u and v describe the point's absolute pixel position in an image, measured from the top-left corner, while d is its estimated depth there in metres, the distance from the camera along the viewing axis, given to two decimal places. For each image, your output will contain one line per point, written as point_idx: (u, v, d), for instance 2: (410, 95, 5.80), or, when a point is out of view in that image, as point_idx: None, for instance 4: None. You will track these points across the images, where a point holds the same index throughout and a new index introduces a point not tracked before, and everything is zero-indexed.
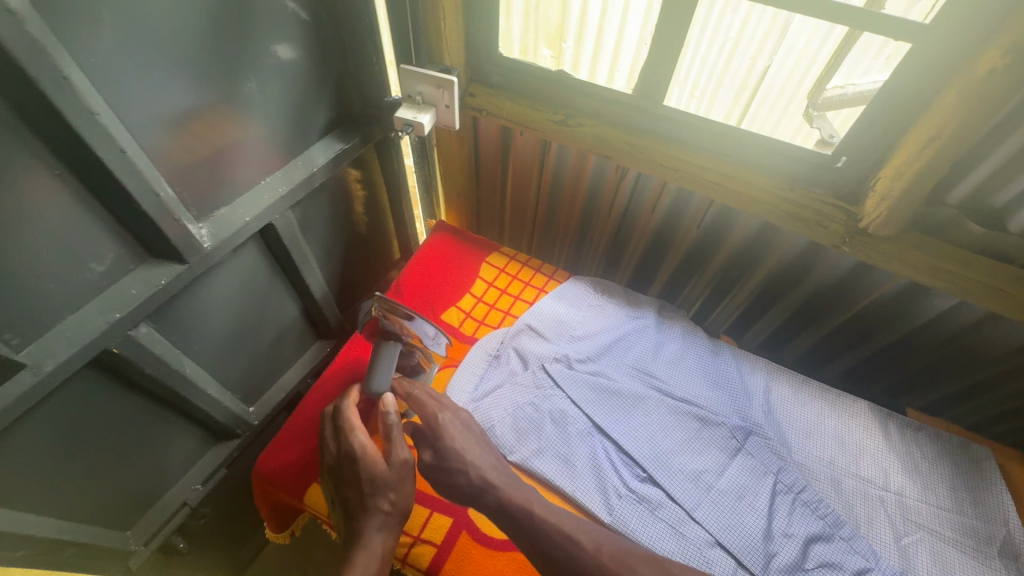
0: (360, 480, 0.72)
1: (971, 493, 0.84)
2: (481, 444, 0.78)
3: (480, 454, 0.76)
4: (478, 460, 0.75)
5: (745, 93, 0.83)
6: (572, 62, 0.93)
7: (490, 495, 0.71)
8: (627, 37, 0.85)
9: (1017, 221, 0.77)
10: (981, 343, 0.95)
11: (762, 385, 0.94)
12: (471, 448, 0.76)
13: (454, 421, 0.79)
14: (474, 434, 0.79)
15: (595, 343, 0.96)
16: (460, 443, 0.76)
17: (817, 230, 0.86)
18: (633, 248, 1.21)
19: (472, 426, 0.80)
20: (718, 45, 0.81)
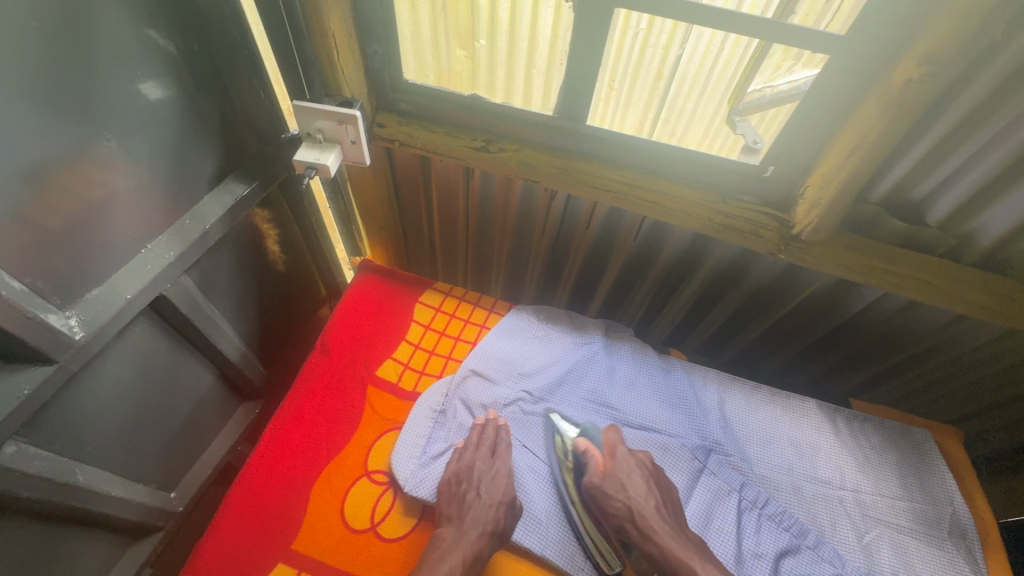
0: (488, 490, 0.74)
1: (918, 476, 0.87)
2: (645, 488, 0.75)
3: (640, 500, 0.74)
4: (639, 507, 0.73)
5: (661, 85, 0.76)
6: (487, 64, 0.82)
7: (649, 543, 0.71)
8: (540, 41, 0.77)
9: (935, 213, 0.81)
10: (909, 322, 1.00)
11: (717, 397, 0.93)
12: (635, 494, 0.75)
13: (624, 461, 0.79)
14: (642, 475, 0.77)
15: (545, 380, 0.91)
16: (626, 486, 0.76)
17: (752, 239, 0.85)
18: (572, 264, 1.21)
19: (642, 464, 0.79)
20: (626, 49, 0.75)
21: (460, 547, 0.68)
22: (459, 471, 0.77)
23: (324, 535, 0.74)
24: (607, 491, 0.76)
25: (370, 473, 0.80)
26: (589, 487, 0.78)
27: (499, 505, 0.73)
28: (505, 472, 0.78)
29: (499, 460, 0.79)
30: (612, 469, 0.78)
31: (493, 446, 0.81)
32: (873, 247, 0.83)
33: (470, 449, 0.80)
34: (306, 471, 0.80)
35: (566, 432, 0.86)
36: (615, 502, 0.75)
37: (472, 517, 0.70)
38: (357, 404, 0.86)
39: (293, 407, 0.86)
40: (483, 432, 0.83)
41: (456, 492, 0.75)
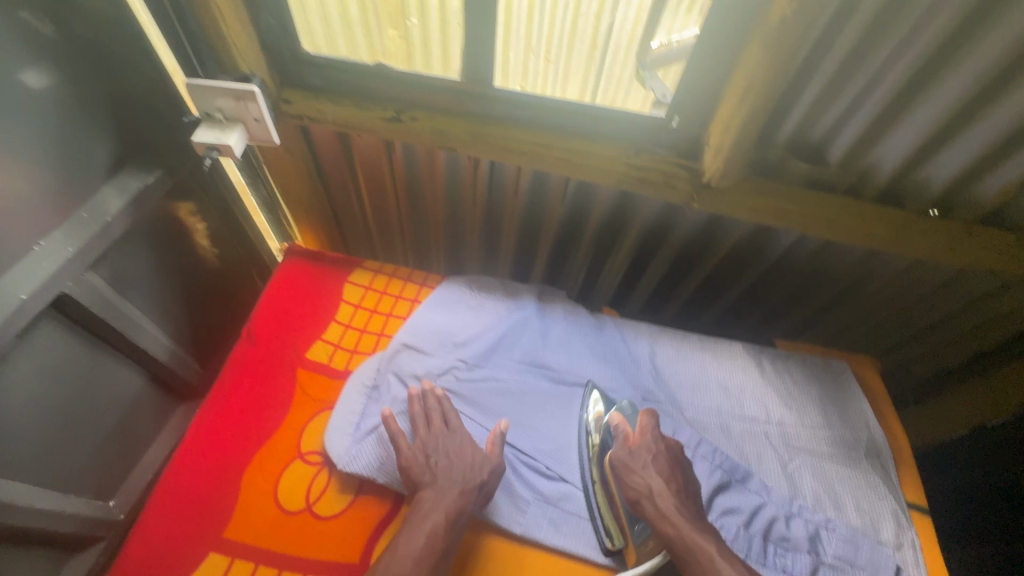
0: (456, 451, 0.76)
1: (836, 405, 0.92)
2: (670, 472, 0.74)
3: (664, 482, 0.73)
4: (661, 488, 0.72)
5: (597, 52, 0.84)
6: (422, 43, 0.85)
7: (664, 524, 0.69)
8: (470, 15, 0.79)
9: (835, 151, 0.85)
10: (825, 262, 1.05)
11: (648, 349, 0.96)
12: (657, 474, 0.74)
13: (652, 442, 0.77)
14: (669, 458, 0.76)
15: (478, 347, 0.91)
16: (649, 467, 0.75)
17: (666, 190, 0.87)
18: (507, 234, 1.21)
19: (670, 449, 0.77)
20: (559, 16, 0.80)
21: (439, 505, 0.69)
22: (428, 445, 0.76)
23: (257, 519, 0.73)
24: (628, 467, 0.75)
25: (304, 455, 0.79)
26: (611, 458, 0.77)
27: (472, 468, 0.74)
28: (466, 437, 0.78)
29: (453, 427, 0.79)
30: (639, 446, 0.77)
31: (442, 418, 0.80)
32: (780, 190, 0.86)
33: (419, 424, 0.79)
34: (236, 460, 0.78)
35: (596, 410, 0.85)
36: (639, 479, 0.74)
37: (450, 477, 0.72)
38: (287, 389, 0.85)
39: (219, 398, 0.83)
40: (422, 402, 0.82)
41: (422, 461, 0.74)
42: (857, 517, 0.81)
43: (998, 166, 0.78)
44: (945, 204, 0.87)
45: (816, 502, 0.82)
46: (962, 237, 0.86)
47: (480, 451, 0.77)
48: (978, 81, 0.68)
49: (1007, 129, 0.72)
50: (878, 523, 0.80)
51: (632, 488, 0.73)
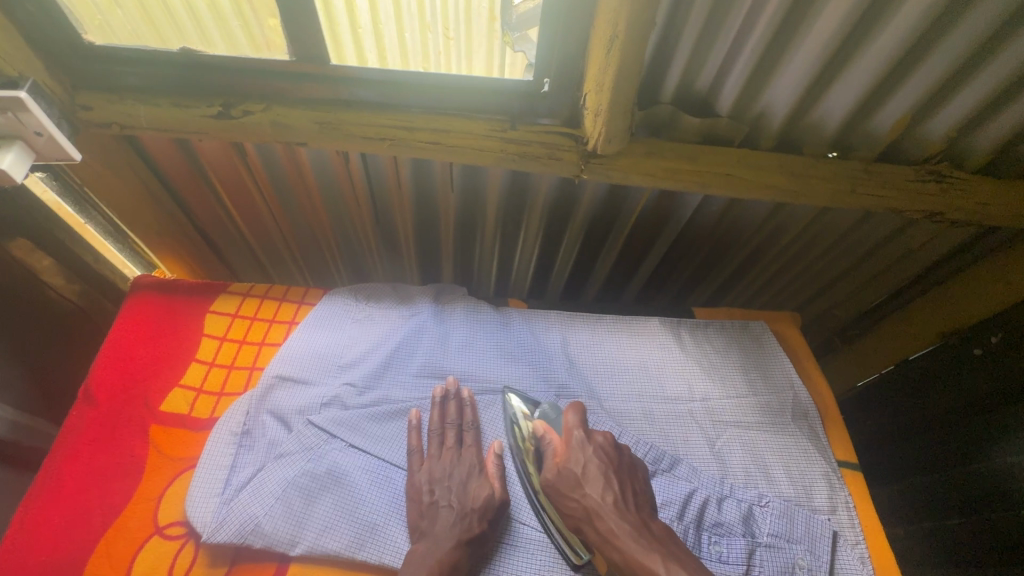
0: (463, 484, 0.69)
1: (759, 369, 0.87)
2: (603, 481, 0.67)
3: (598, 499, 0.66)
4: (599, 506, 0.65)
5: (497, 26, 0.69)
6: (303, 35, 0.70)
7: (609, 548, 0.63)
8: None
9: (723, 101, 0.78)
10: (735, 218, 1.01)
11: (560, 339, 0.87)
12: (589, 491, 0.67)
13: (579, 453, 0.70)
14: (598, 467, 0.69)
15: (367, 367, 0.80)
16: (581, 481, 0.68)
17: (552, 164, 0.78)
18: (405, 233, 1.09)
19: (601, 454, 0.70)
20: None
21: (433, 555, 0.62)
22: (438, 472, 0.71)
23: None
24: (560, 489, 0.68)
25: (162, 529, 0.66)
26: (543, 486, 0.70)
27: (471, 513, 0.66)
28: (475, 471, 0.72)
29: (465, 454, 0.73)
30: (567, 460, 0.70)
31: (458, 439, 0.74)
32: (673, 149, 0.79)
33: (435, 444, 0.73)
34: (75, 553, 0.64)
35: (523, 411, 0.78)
36: (575, 501, 0.67)
37: (445, 526, 0.65)
38: (138, 452, 0.71)
39: (50, 479, 0.69)
40: (446, 403, 0.77)
41: (426, 503, 0.68)
42: (788, 486, 0.76)
43: (888, 97, 0.74)
44: (842, 146, 0.83)
45: (747, 479, 0.77)
46: (862, 177, 0.82)
47: (485, 485, 0.69)
48: (854, 6, 0.62)
49: (891, 55, 0.67)
50: (810, 489, 0.76)
51: (571, 514, 0.67)
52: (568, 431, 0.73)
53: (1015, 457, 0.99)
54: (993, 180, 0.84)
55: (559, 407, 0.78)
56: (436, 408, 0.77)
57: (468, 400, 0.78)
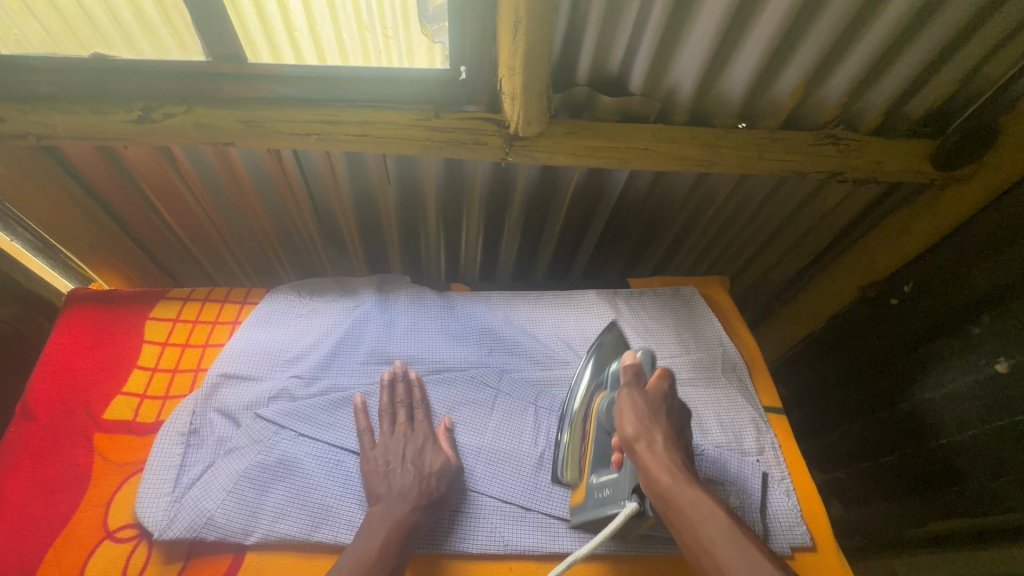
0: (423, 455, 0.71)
1: (691, 330, 0.93)
2: (675, 431, 0.68)
3: (666, 435, 0.65)
4: (664, 442, 0.64)
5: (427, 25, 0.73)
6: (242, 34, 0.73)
7: (661, 471, 0.61)
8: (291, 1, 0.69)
9: (634, 81, 0.83)
10: (662, 191, 1.07)
11: (502, 317, 0.91)
12: (662, 425, 0.66)
13: (667, 396, 0.70)
14: (676, 417, 0.69)
15: (313, 359, 0.81)
16: (660, 415, 0.67)
17: (477, 149, 0.81)
18: (348, 229, 1.11)
19: (681, 413, 0.71)
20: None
21: (390, 517, 0.64)
22: (390, 445, 0.72)
23: None
24: (634, 411, 0.67)
25: (113, 533, 0.66)
26: (618, 399, 0.70)
27: (428, 476, 0.69)
28: (429, 441, 0.74)
29: (417, 428, 0.75)
30: (654, 391, 0.70)
31: (409, 416, 0.77)
32: (592, 128, 0.84)
33: (386, 421, 0.75)
34: (21, 565, 0.63)
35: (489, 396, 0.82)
36: (650, 421, 0.66)
37: (401, 487, 0.67)
38: (82, 461, 0.71)
39: None
40: (395, 384, 0.79)
41: (384, 470, 0.70)
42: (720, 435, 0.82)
43: (782, 66, 0.81)
44: (749, 116, 0.90)
45: None
46: (767, 144, 0.89)
47: (441, 454, 0.72)
48: None
49: (778, 26, 0.73)
50: (740, 435, 0.82)
51: (637, 429, 0.65)
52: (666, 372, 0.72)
53: (931, 393, 1.10)
54: (883, 140, 0.93)
55: (653, 358, 0.75)
56: (386, 388, 0.78)
57: (415, 379, 0.80)
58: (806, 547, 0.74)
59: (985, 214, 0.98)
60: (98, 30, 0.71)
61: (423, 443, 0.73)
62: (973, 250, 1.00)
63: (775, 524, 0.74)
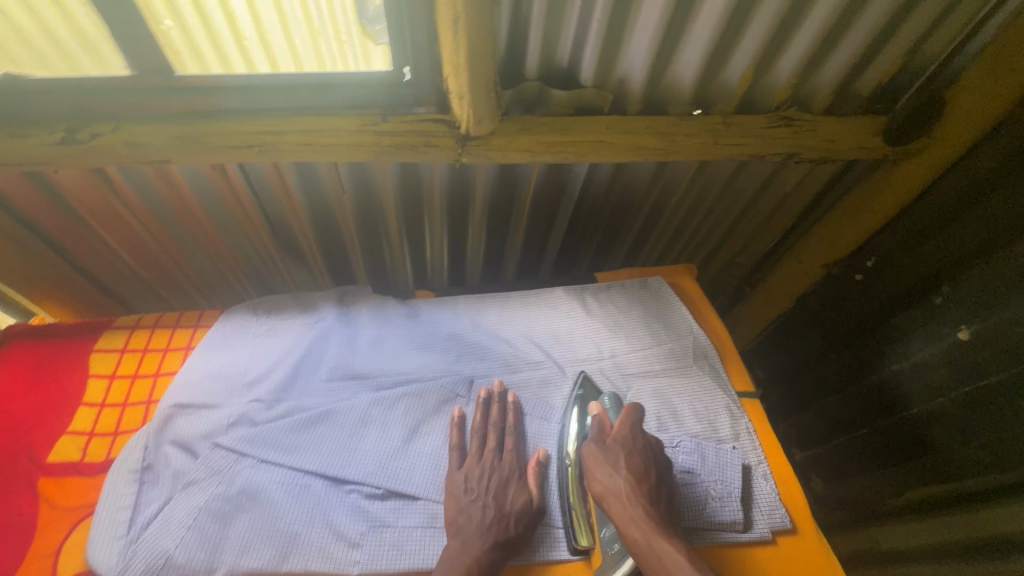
0: (510, 492, 0.70)
1: (660, 320, 0.92)
2: (642, 471, 0.69)
3: (633, 484, 0.68)
4: (628, 491, 0.67)
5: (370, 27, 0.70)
6: (188, 48, 0.69)
7: (628, 525, 0.65)
8: (235, 8, 0.64)
9: (584, 73, 0.82)
10: (624, 182, 1.06)
11: (469, 323, 0.89)
12: (624, 474, 0.69)
13: (629, 440, 0.72)
14: (644, 457, 0.70)
15: (273, 380, 0.78)
16: (622, 463, 0.70)
17: (429, 152, 0.79)
18: (307, 242, 1.07)
19: (649, 449, 0.72)
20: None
21: (466, 553, 0.63)
22: (481, 475, 0.71)
23: None
24: (601, 463, 0.71)
25: None
26: (584, 452, 0.74)
27: (507, 515, 0.68)
28: (514, 475, 0.72)
29: (506, 456, 0.74)
30: (616, 439, 0.73)
31: (498, 442, 0.75)
32: (545, 123, 0.82)
33: (475, 452, 0.74)
34: None
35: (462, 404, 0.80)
36: (612, 474, 0.69)
37: (483, 522, 0.66)
38: (26, 509, 0.66)
39: None
40: (489, 406, 0.78)
41: (465, 506, 0.68)
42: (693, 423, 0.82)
43: (731, 50, 0.80)
44: (703, 102, 0.89)
45: (658, 423, 0.81)
46: (722, 129, 0.89)
47: (523, 492, 0.71)
48: None
49: (724, 10, 0.72)
50: (715, 422, 0.82)
51: (601, 484, 0.69)
52: (624, 418, 0.75)
53: (900, 363, 1.11)
54: (835, 119, 0.93)
55: (618, 402, 0.81)
56: (480, 408, 0.77)
57: (513, 403, 0.79)
58: (787, 530, 0.74)
59: (941, 185, 0.99)
60: (12, 43, 0.65)
61: (510, 477, 0.72)
62: (931, 221, 1.01)
63: (755, 510, 0.74)
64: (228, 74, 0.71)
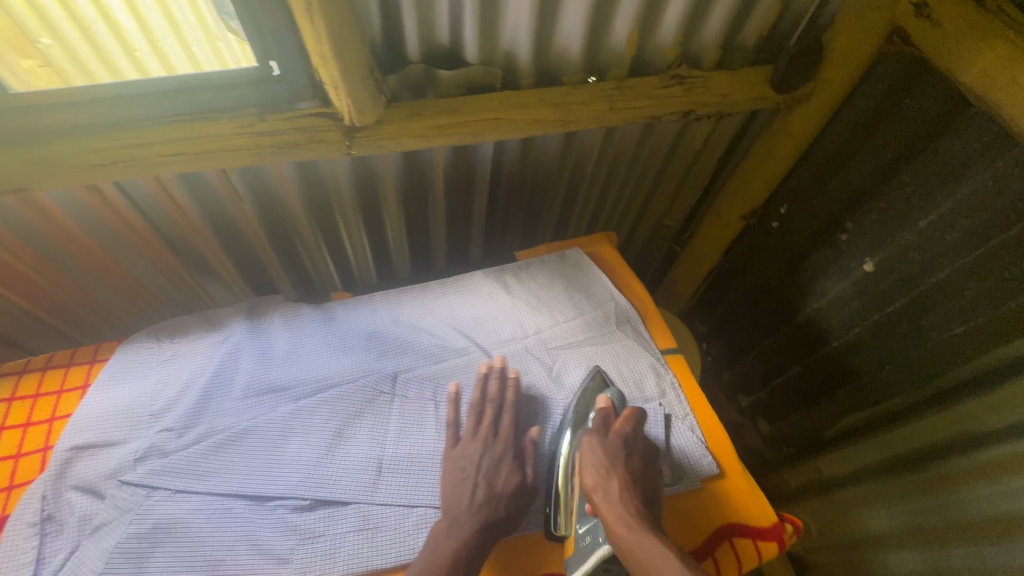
0: (504, 469, 0.72)
1: (581, 290, 0.93)
2: (638, 475, 0.68)
3: (628, 481, 0.66)
4: (621, 489, 0.65)
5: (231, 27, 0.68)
6: (73, 65, 0.67)
7: (617, 519, 0.62)
8: (121, 19, 0.65)
9: (468, 51, 0.80)
10: (535, 157, 1.06)
11: (389, 319, 0.87)
12: (622, 472, 0.67)
13: (632, 438, 0.71)
14: (643, 460, 0.70)
15: (182, 407, 0.74)
16: (620, 459, 0.68)
17: (316, 148, 0.76)
18: (216, 258, 1.02)
19: (648, 451, 0.72)
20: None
21: (455, 536, 0.65)
22: (475, 456, 0.72)
23: None
24: (597, 457, 0.69)
25: None
26: (582, 445, 0.72)
27: (499, 496, 0.69)
28: (507, 456, 0.73)
29: (499, 436, 0.75)
30: (619, 434, 0.71)
31: (494, 420, 0.76)
32: (434, 105, 0.80)
33: (472, 432, 0.75)
34: None
35: (388, 402, 0.78)
36: (609, 471, 0.67)
37: (473, 502, 0.68)
38: None
39: None
40: (491, 381, 0.79)
41: (456, 490, 0.70)
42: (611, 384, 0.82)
43: (611, 13, 0.80)
44: (595, 69, 0.89)
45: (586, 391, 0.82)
46: (616, 94, 0.89)
47: (515, 472, 0.72)
48: None
49: None
50: (639, 381, 0.84)
51: (594, 479, 0.66)
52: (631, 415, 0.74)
53: (819, 301, 1.16)
54: (725, 73, 0.95)
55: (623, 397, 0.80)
56: (478, 387, 0.78)
57: (512, 380, 0.79)
58: (714, 474, 0.76)
59: (834, 125, 1.02)
60: None
61: (506, 453, 0.74)
62: (828, 163, 1.05)
63: (684, 461, 0.76)
64: (93, 83, 0.68)
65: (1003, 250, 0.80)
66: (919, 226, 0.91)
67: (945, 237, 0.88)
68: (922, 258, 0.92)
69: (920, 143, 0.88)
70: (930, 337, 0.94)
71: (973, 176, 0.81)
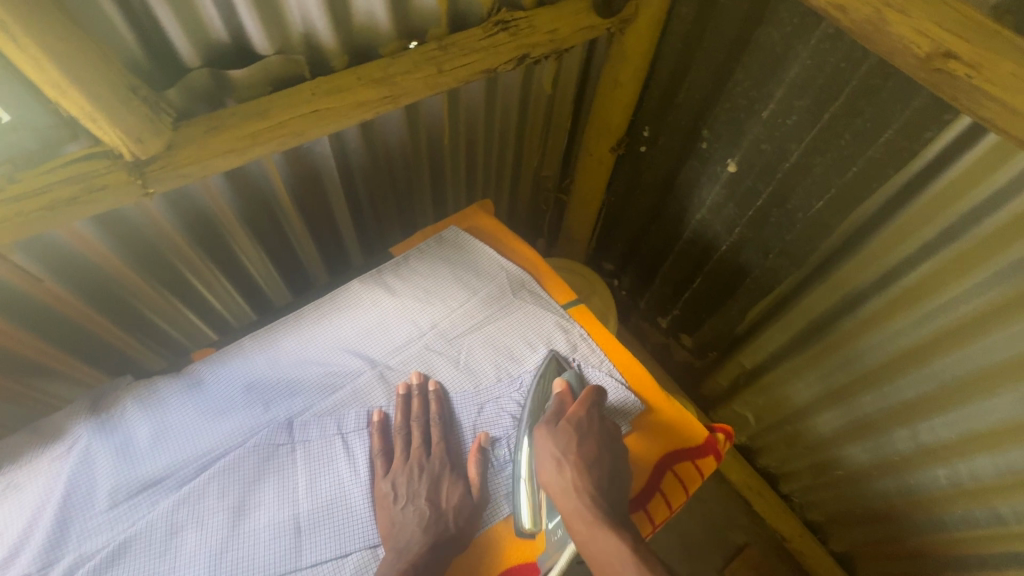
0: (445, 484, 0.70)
1: (468, 270, 0.87)
2: (592, 459, 0.69)
3: (581, 474, 0.68)
4: (574, 479, 0.68)
5: None
6: None
7: (574, 518, 0.67)
8: None
9: (256, 42, 0.69)
10: (381, 141, 0.97)
11: (266, 362, 0.77)
12: (574, 464, 0.68)
13: (584, 424, 0.71)
14: (597, 444, 0.70)
15: (33, 547, 0.61)
16: (571, 452, 0.69)
17: (100, 198, 0.65)
18: (45, 356, 0.86)
19: (602, 432, 0.71)
20: None
21: (404, 559, 0.64)
22: (410, 479, 0.70)
23: None
24: (549, 451, 0.71)
25: None
26: (535, 437, 0.73)
27: (445, 512, 0.68)
28: (445, 470, 0.71)
29: (433, 453, 0.73)
30: (571, 423, 0.72)
31: (424, 437, 0.73)
32: (234, 112, 0.69)
33: (405, 458, 0.72)
34: None
35: (287, 455, 0.70)
36: (565, 464, 0.69)
37: (415, 530, 0.65)
38: None
39: None
40: (413, 400, 0.75)
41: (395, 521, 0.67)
42: (566, 364, 0.79)
43: None
44: (411, 33, 0.81)
45: (498, 371, 0.79)
46: (441, 55, 0.82)
47: (456, 484, 0.70)
48: None
49: None
50: (549, 343, 0.81)
51: (552, 473, 0.70)
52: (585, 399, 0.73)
53: (699, 211, 1.19)
54: (547, 9, 0.91)
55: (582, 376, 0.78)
56: (400, 407, 0.74)
57: (434, 392, 0.76)
58: (642, 411, 0.76)
59: (667, 39, 1.01)
60: None
61: (442, 468, 0.71)
62: (671, 77, 1.06)
63: (609, 411, 0.76)
64: None
65: (837, 120, 0.83)
66: (763, 117, 0.94)
67: (786, 122, 0.91)
68: (773, 147, 0.96)
69: (744, 38, 0.89)
70: (799, 216, 0.98)
71: (796, 58, 0.84)
